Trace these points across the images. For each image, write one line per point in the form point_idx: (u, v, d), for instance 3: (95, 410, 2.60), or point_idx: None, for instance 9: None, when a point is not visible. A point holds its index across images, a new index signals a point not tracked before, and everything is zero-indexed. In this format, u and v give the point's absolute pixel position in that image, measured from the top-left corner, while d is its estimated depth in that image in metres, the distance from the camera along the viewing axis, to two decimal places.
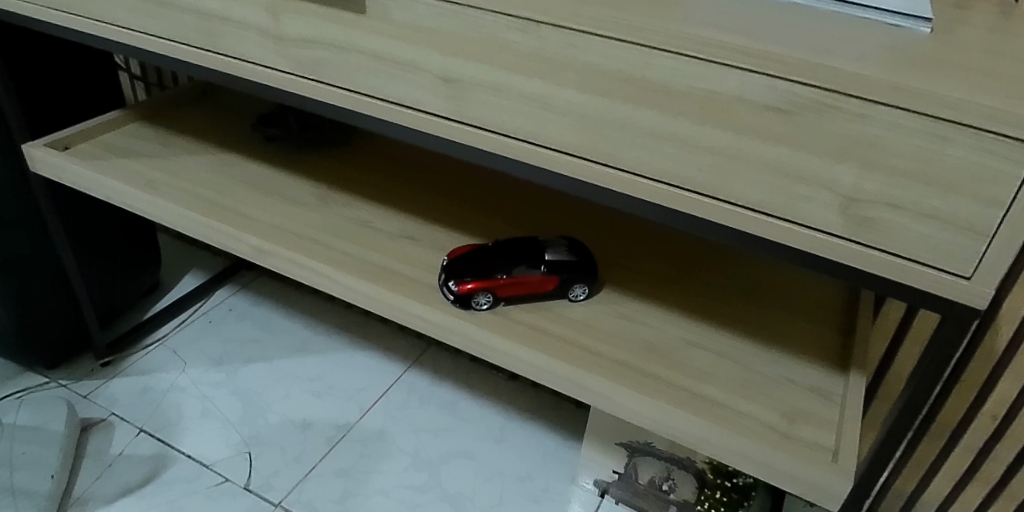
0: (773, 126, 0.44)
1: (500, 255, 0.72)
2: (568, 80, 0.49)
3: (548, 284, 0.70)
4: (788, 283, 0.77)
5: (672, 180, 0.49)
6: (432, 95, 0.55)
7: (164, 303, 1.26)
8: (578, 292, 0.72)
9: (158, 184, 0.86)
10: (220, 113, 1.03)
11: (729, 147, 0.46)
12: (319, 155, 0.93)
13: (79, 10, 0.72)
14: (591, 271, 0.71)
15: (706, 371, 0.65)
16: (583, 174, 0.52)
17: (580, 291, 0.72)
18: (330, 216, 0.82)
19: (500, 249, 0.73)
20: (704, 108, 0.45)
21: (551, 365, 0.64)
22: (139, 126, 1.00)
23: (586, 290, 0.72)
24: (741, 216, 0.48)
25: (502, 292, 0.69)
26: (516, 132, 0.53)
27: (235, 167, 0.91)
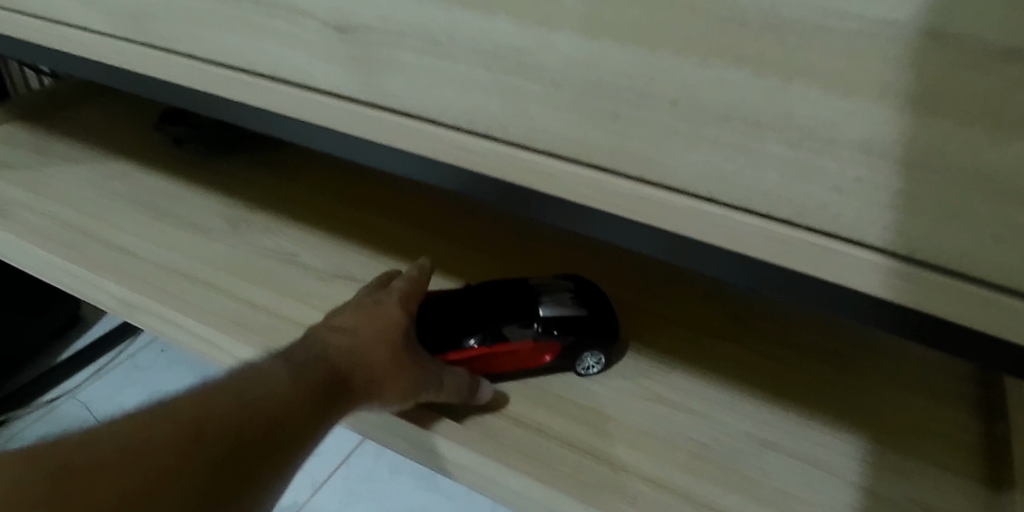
0: (984, 88, 0.21)
1: (470, 306, 0.48)
2: (563, 22, 0.27)
3: (543, 355, 0.47)
4: (895, 352, 0.51)
5: (757, 199, 0.28)
6: (351, 71, 0.35)
7: (82, 341, 1.01)
8: (591, 363, 0.48)
9: (10, 205, 0.63)
10: (123, 109, 0.80)
11: (872, 132, 0.24)
12: (241, 162, 0.70)
13: None
14: (611, 333, 0.47)
15: (789, 492, 0.41)
16: (598, 197, 0.31)
17: (594, 362, 0.48)
18: (236, 247, 0.59)
19: (473, 292, 0.49)
20: (829, 59, 0.23)
21: (542, 487, 0.41)
22: (12, 127, 0.76)
23: (603, 359, 0.48)
24: (890, 273, 0.26)
25: (472, 369, 0.46)
26: (482, 125, 0.32)
27: (123, 179, 0.68)
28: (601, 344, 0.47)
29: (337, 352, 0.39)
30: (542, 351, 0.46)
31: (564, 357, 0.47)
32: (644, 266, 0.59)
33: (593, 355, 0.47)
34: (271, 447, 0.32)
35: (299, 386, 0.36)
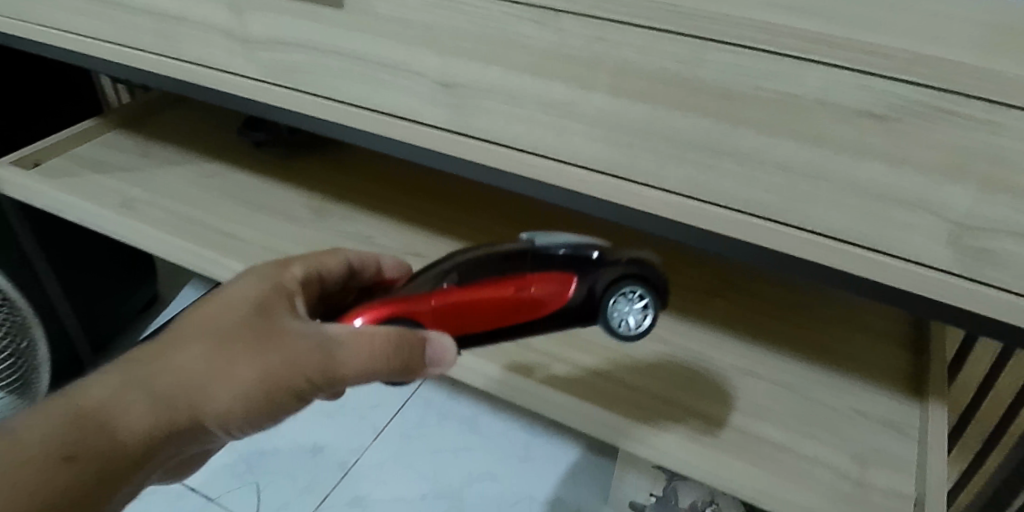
0: (865, 137, 0.34)
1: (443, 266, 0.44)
2: (597, 83, 0.39)
3: (547, 297, 0.40)
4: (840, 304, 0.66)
5: (734, 203, 0.39)
6: (429, 104, 0.46)
7: (163, 316, 1.17)
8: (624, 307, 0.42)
9: (136, 203, 0.77)
10: (206, 115, 0.94)
11: (804, 163, 0.36)
12: (311, 159, 0.84)
13: (23, 15, 0.63)
14: (644, 272, 0.41)
15: (763, 407, 0.56)
16: (613, 194, 0.42)
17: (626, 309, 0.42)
18: (324, 232, 0.73)
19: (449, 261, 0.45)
20: None
21: (582, 406, 0.55)
22: (116, 135, 0.90)
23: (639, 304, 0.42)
24: (820, 247, 0.38)
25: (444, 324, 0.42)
26: (533, 147, 0.44)
27: (220, 177, 0.82)
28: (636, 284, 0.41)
29: (177, 343, 0.39)
30: (542, 292, 0.40)
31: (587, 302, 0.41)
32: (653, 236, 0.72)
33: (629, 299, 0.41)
34: (189, 371, 0.38)
35: (156, 400, 0.37)
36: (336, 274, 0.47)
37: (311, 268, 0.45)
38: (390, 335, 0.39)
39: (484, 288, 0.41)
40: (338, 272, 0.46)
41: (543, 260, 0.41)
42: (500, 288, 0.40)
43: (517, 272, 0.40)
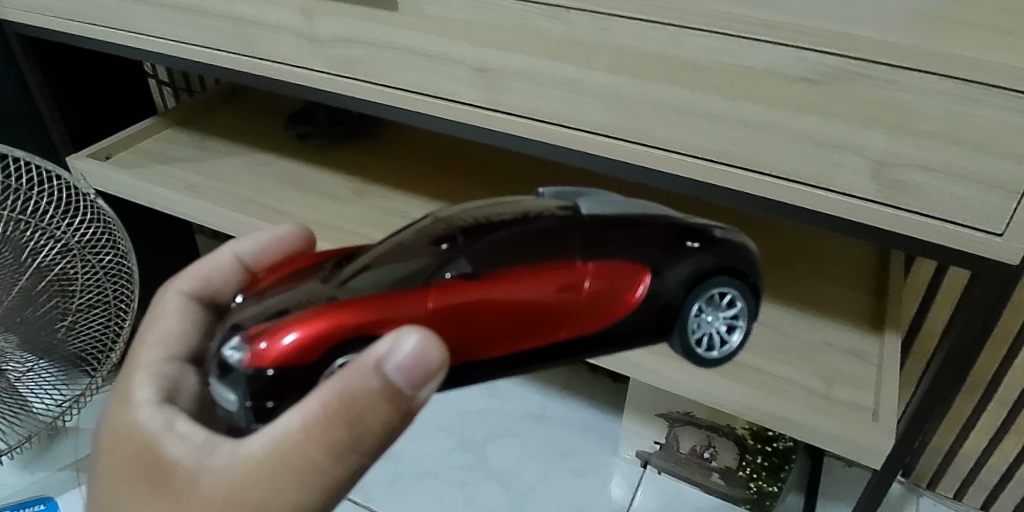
0: (803, 97, 0.45)
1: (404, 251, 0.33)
2: (600, 63, 0.50)
3: (611, 297, 0.33)
4: (816, 244, 0.76)
5: (709, 154, 0.50)
6: (465, 86, 0.57)
7: None
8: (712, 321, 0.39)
9: (199, 187, 0.88)
10: (252, 114, 1.05)
11: (760, 120, 0.47)
12: (350, 149, 0.95)
13: (116, 23, 0.75)
14: (729, 265, 0.38)
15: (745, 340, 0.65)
16: (615, 152, 0.53)
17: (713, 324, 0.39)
18: (366, 208, 0.84)
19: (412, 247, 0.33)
20: None
21: None
22: (174, 131, 1.01)
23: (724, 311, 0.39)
24: (775, 186, 0.49)
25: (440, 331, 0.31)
26: (551, 118, 0.55)
27: (269, 165, 0.93)
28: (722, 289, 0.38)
29: None
30: (606, 287, 0.33)
31: (661, 305, 0.35)
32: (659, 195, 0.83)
33: (717, 308, 0.39)
34: None
35: None
36: (181, 314, 0.40)
37: (152, 380, 0.36)
38: (341, 385, 0.29)
39: (519, 279, 0.31)
40: (181, 328, 0.40)
41: (601, 238, 0.33)
42: (544, 282, 0.32)
43: (568, 257, 0.32)
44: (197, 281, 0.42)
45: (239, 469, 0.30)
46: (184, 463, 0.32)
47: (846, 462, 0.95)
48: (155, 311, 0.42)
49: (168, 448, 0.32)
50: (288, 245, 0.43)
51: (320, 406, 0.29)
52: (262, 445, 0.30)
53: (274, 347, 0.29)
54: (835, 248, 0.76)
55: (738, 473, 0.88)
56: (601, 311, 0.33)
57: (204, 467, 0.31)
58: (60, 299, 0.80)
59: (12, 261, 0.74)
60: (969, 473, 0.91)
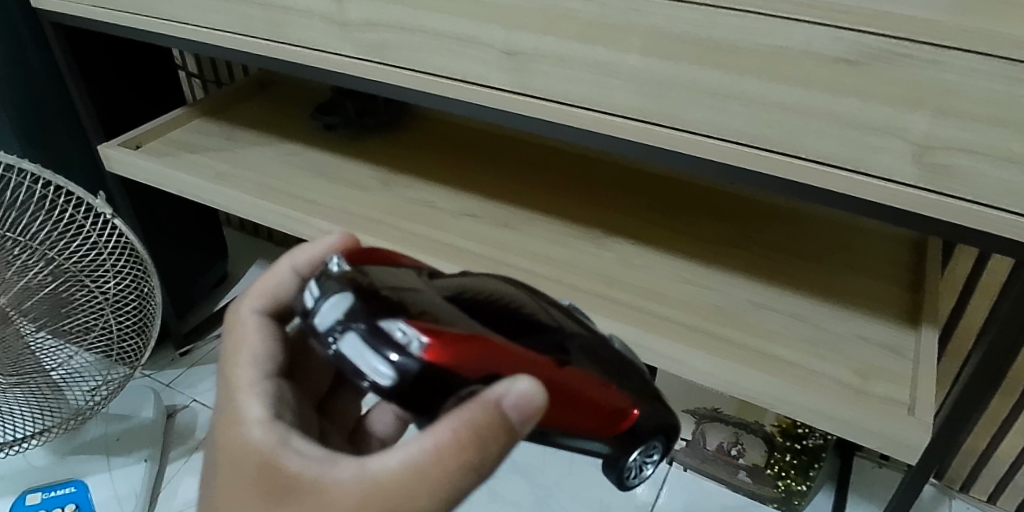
0: (841, 78, 0.44)
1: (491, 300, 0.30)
2: (632, 46, 0.49)
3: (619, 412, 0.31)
4: (849, 235, 0.75)
5: (743, 139, 0.50)
6: (495, 70, 0.56)
7: (234, 292, 1.29)
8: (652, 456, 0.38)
9: (228, 176, 0.88)
10: (280, 104, 1.06)
11: (795, 102, 0.46)
12: (376, 141, 0.95)
13: (148, 11, 0.76)
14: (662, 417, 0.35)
15: (777, 332, 0.63)
16: (646, 136, 0.53)
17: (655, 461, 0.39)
18: (392, 198, 0.83)
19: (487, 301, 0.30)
20: None
21: (621, 331, 0.63)
22: (203, 121, 1.02)
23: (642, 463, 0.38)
24: (812, 171, 0.48)
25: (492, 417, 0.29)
26: (581, 102, 0.54)
27: (296, 155, 0.93)
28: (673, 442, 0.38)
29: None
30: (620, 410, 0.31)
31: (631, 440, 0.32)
32: (690, 188, 0.82)
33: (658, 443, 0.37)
34: None
35: None
36: (265, 340, 0.36)
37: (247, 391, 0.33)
38: (456, 419, 0.27)
39: (593, 380, 0.30)
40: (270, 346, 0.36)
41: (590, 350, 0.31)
42: (596, 385, 0.30)
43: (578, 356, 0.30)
44: (272, 304, 0.38)
45: (394, 502, 0.28)
46: (333, 468, 0.29)
47: (876, 463, 0.93)
48: (229, 337, 0.37)
49: (301, 460, 0.30)
50: (321, 255, 0.37)
51: (446, 436, 0.27)
52: (409, 470, 0.28)
53: (439, 357, 0.25)
54: (865, 239, 0.75)
55: (766, 471, 0.86)
56: (601, 429, 0.31)
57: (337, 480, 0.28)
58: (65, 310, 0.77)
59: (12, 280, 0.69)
60: (1004, 476, 0.88)
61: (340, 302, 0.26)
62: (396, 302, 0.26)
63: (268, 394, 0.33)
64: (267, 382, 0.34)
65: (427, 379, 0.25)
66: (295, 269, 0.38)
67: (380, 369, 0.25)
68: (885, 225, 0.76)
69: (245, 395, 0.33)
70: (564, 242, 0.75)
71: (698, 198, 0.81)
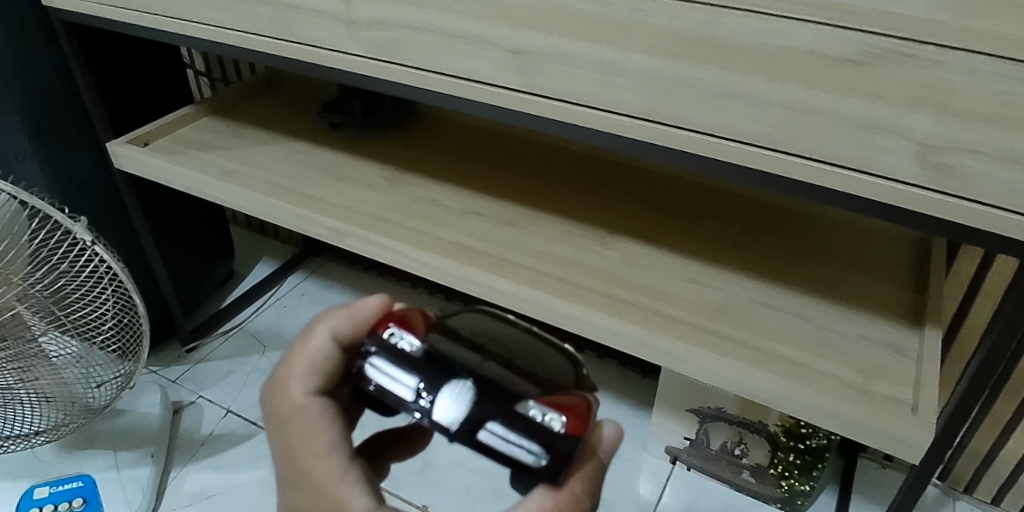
0: (846, 78, 0.44)
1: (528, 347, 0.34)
2: (637, 45, 0.50)
3: None
4: (853, 235, 0.75)
5: (747, 138, 0.50)
6: (502, 69, 0.57)
7: (240, 290, 1.30)
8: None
9: (235, 173, 0.89)
10: (287, 102, 1.07)
11: (799, 101, 0.46)
12: (382, 139, 0.96)
13: (157, 9, 0.76)
14: None
15: (781, 331, 0.63)
16: (651, 135, 0.53)
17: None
18: (398, 196, 0.84)
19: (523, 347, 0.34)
20: None
21: (626, 329, 0.64)
22: (211, 119, 1.02)
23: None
24: (816, 170, 0.48)
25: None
26: (587, 101, 0.55)
27: (303, 153, 0.94)
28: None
29: None
30: None
31: None
32: (694, 188, 0.83)
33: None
34: None
35: None
36: (332, 421, 0.34)
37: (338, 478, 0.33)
38: (581, 479, 0.31)
39: None
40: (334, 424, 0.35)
41: None
42: None
43: None
44: (319, 379, 0.36)
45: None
46: None
47: (879, 464, 0.93)
48: (287, 426, 0.34)
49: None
50: (366, 326, 0.35)
51: (572, 496, 0.30)
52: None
53: (579, 424, 0.30)
54: (869, 239, 0.75)
55: (770, 470, 0.86)
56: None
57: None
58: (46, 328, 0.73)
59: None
60: (1009, 477, 0.88)
61: (462, 393, 0.31)
62: (516, 390, 0.31)
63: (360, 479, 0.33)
64: (353, 465, 0.34)
65: (575, 447, 0.30)
66: (334, 336, 0.36)
67: (533, 445, 0.30)
68: (891, 225, 0.76)
69: (341, 484, 0.32)
70: (569, 241, 0.75)
71: (704, 198, 0.81)
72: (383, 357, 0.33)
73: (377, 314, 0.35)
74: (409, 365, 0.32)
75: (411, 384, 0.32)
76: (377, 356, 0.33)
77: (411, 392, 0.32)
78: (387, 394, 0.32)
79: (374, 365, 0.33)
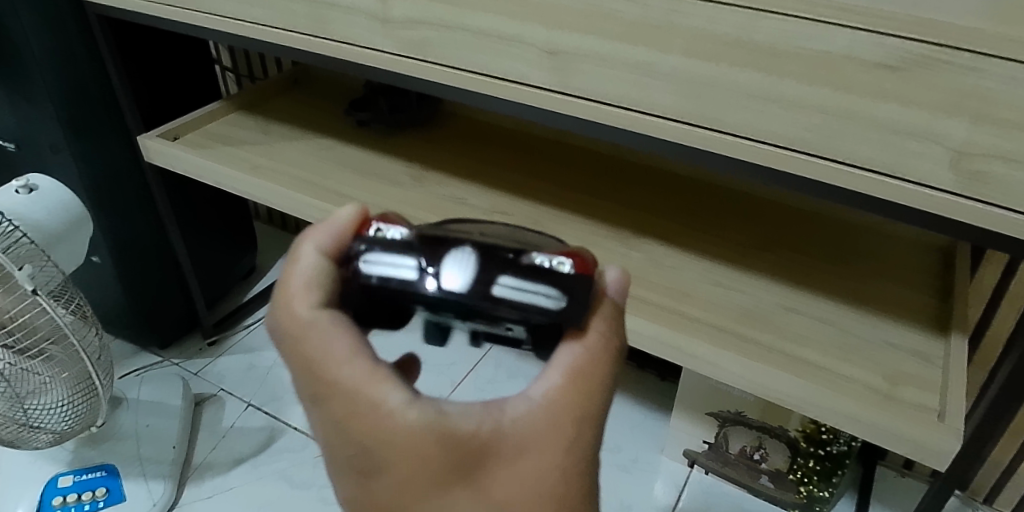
0: (883, 83, 0.44)
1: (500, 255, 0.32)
2: (673, 47, 0.50)
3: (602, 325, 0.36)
4: (878, 242, 0.75)
5: (780, 141, 0.50)
6: (536, 68, 0.58)
7: (261, 285, 1.31)
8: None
9: (263, 168, 0.90)
10: (314, 100, 1.08)
11: (834, 105, 0.47)
12: (408, 137, 0.97)
13: (193, 5, 0.78)
14: None
15: (806, 336, 0.63)
16: (683, 136, 0.53)
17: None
18: (423, 193, 0.85)
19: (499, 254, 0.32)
20: None
21: (652, 330, 0.64)
22: (239, 114, 1.04)
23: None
24: (848, 175, 0.49)
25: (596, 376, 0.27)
26: (620, 101, 0.55)
27: (330, 150, 0.95)
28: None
29: None
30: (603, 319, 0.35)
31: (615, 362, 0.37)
32: (718, 192, 0.83)
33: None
34: None
35: None
36: (354, 329, 0.25)
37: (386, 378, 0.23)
38: (604, 320, 0.27)
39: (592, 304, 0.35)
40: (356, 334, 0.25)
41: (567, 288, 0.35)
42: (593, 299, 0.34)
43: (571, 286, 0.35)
44: (320, 293, 0.27)
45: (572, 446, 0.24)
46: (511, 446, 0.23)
47: (898, 472, 0.92)
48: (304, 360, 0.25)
49: (468, 417, 0.23)
50: (349, 235, 0.30)
51: (597, 338, 0.26)
52: (573, 377, 0.25)
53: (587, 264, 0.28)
54: (895, 246, 0.74)
55: (788, 476, 0.86)
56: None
57: (519, 425, 0.23)
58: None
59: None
60: None
61: (465, 258, 0.28)
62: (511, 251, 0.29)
63: (398, 375, 0.24)
64: (389, 363, 0.24)
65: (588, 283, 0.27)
66: (321, 251, 0.28)
67: (549, 290, 0.27)
68: (915, 230, 0.76)
69: (376, 382, 0.23)
70: (594, 241, 0.75)
71: (728, 202, 0.81)
72: (377, 251, 0.28)
73: (355, 222, 0.30)
74: (402, 249, 0.28)
75: (415, 265, 0.28)
76: (367, 253, 0.29)
77: (416, 271, 0.28)
78: (393, 283, 0.28)
79: (366, 262, 0.28)
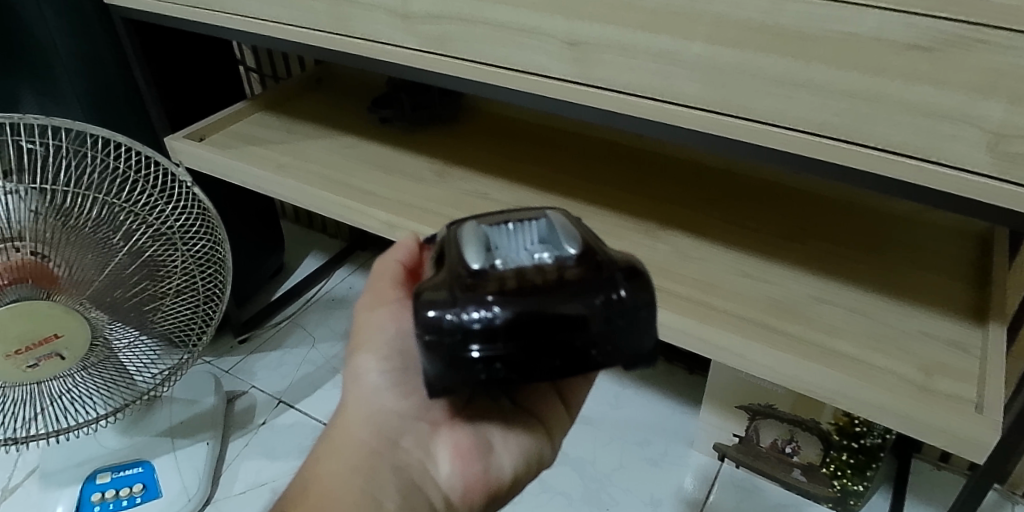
0: (915, 66, 0.43)
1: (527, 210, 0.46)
2: (696, 33, 0.49)
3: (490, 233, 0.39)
4: (912, 230, 0.73)
5: (809, 127, 0.49)
6: (558, 60, 0.57)
7: (289, 283, 1.33)
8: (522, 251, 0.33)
9: (288, 167, 0.91)
10: (336, 98, 1.09)
11: (864, 90, 0.45)
12: (432, 134, 0.97)
13: (216, 5, 0.78)
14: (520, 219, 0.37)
15: (838, 326, 0.62)
16: (709, 125, 0.53)
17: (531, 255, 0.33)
18: (447, 189, 0.84)
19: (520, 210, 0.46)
20: None
21: (680, 322, 0.63)
22: (262, 114, 1.05)
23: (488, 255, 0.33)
24: (881, 160, 0.47)
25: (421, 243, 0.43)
26: (644, 91, 0.54)
27: (354, 147, 0.95)
28: (566, 236, 0.34)
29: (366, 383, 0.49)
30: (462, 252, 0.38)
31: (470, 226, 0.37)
32: (743, 182, 0.82)
33: (527, 235, 0.35)
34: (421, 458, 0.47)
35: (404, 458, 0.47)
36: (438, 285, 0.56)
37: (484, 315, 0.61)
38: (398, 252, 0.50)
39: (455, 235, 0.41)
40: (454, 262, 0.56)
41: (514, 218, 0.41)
42: None
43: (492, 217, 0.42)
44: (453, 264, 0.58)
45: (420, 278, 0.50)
46: None
47: (934, 465, 0.90)
48: None
49: None
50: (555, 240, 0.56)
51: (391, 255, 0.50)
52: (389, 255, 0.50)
53: None
54: (929, 235, 0.72)
55: (822, 469, 0.85)
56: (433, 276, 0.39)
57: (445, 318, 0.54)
58: (147, 256, 0.71)
59: (96, 246, 0.66)
60: None
61: None
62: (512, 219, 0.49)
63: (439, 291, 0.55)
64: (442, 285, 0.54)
65: None
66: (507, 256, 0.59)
67: None
68: (947, 216, 0.74)
69: None
70: (620, 234, 0.75)
71: (752, 191, 0.80)
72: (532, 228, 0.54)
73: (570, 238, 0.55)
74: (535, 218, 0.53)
75: None
76: None
77: None
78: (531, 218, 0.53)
79: None
